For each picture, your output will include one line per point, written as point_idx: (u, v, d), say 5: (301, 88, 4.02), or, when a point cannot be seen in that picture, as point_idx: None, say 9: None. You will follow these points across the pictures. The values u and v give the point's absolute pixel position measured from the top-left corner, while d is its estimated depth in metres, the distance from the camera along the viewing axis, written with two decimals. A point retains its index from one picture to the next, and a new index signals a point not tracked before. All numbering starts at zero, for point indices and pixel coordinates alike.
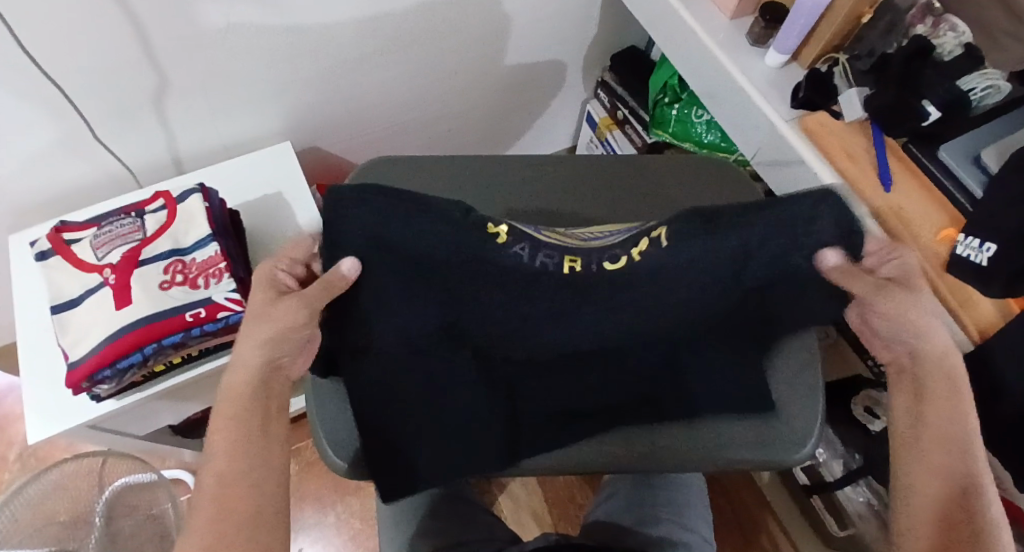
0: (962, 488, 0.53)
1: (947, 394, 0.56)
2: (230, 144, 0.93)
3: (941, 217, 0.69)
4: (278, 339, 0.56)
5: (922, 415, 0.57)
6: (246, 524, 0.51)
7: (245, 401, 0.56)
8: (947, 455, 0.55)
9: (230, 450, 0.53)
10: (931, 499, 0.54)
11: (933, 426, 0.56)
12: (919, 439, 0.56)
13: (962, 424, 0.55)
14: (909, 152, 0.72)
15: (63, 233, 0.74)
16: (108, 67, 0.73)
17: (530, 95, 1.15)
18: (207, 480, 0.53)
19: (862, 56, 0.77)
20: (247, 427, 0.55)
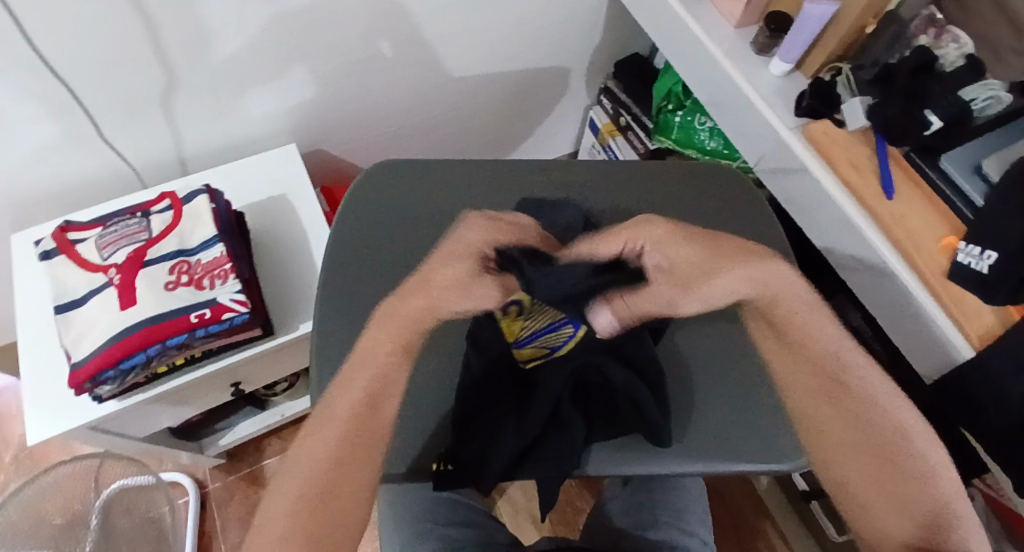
0: (900, 482, 0.55)
1: (859, 409, 0.58)
2: (234, 144, 0.93)
3: (943, 227, 0.70)
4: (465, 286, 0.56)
5: (828, 412, 0.58)
6: (332, 498, 0.55)
7: (343, 400, 0.57)
8: (878, 462, 0.56)
9: (331, 450, 0.55)
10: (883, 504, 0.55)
11: (861, 442, 0.57)
12: (855, 462, 0.57)
13: (850, 429, 0.57)
14: (910, 161, 0.73)
15: (68, 231, 0.74)
16: (117, 65, 0.73)
17: (533, 100, 1.15)
18: (293, 469, 0.56)
19: (866, 65, 0.78)
20: (364, 414, 0.56)
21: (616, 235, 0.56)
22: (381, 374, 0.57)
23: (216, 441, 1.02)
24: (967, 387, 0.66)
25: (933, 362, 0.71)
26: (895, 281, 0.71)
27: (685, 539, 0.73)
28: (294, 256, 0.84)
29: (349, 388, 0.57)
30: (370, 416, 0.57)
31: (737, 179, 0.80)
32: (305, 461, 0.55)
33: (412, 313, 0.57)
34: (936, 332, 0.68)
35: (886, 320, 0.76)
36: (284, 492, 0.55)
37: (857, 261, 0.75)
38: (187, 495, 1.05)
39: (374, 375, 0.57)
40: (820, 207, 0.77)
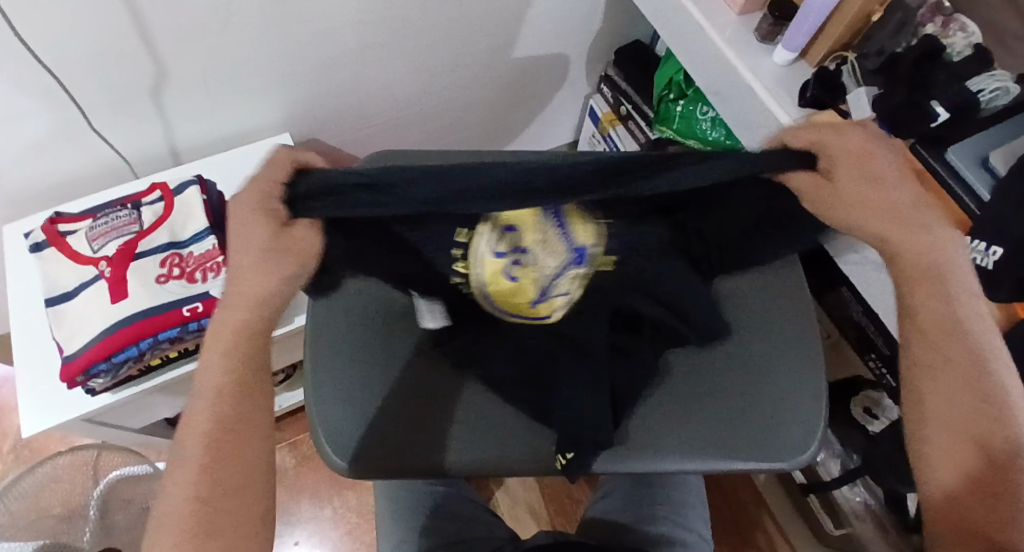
0: (984, 449, 0.54)
1: (967, 366, 0.55)
2: (228, 135, 0.91)
3: (947, 221, 0.68)
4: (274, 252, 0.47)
5: (939, 375, 0.56)
6: (224, 510, 0.53)
7: (204, 405, 0.54)
8: (972, 424, 0.54)
9: (210, 454, 0.54)
10: (956, 462, 0.55)
11: (963, 403, 0.55)
12: (946, 420, 0.55)
13: (953, 389, 0.55)
14: (916, 154, 0.71)
15: (58, 224, 0.73)
16: (106, 55, 0.72)
17: (532, 89, 1.13)
18: (176, 481, 0.53)
19: (869, 54, 0.76)
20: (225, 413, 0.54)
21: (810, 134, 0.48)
22: (238, 372, 0.55)
23: None
24: None
25: None
26: None
27: (682, 535, 0.73)
28: None
29: (206, 388, 0.55)
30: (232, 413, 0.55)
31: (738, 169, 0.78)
32: (188, 472, 0.53)
33: (254, 309, 0.53)
34: None
35: (888, 316, 0.74)
36: (172, 501, 0.52)
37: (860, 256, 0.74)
38: None
39: (229, 374, 0.54)
40: None
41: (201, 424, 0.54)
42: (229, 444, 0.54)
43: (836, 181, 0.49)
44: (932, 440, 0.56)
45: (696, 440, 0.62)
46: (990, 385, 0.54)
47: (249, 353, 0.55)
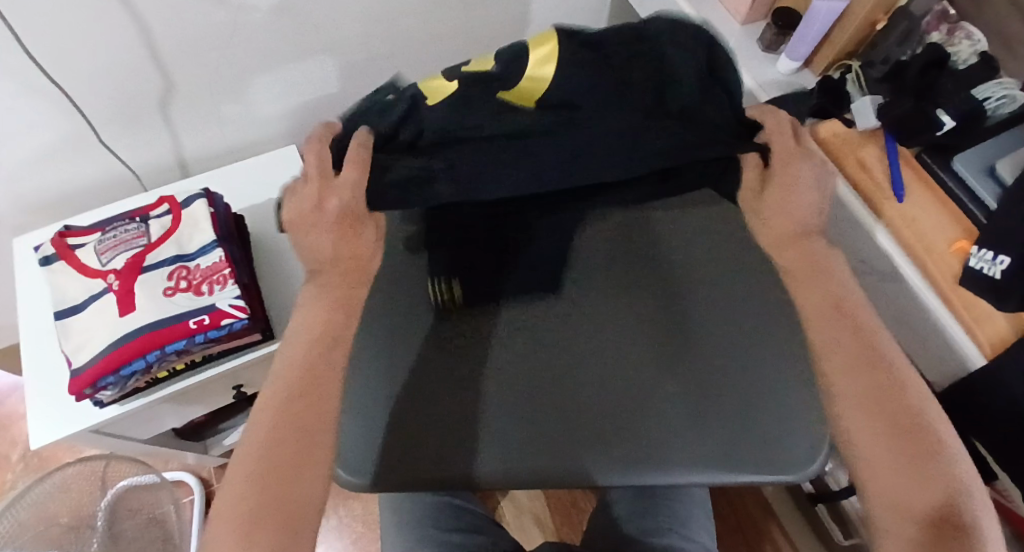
0: (916, 432, 0.48)
1: (862, 347, 0.52)
2: (234, 146, 0.92)
3: (954, 230, 0.68)
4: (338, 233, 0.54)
5: (841, 365, 0.52)
6: (277, 514, 0.44)
7: (269, 398, 0.49)
8: (890, 409, 0.49)
9: (268, 449, 0.46)
10: (891, 450, 0.48)
11: (869, 383, 0.51)
12: (863, 401, 0.50)
13: (881, 365, 0.51)
14: (921, 161, 0.71)
15: (67, 237, 0.74)
16: (114, 69, 0.73)
17: None
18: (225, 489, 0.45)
19: (874, 62, 0.75)
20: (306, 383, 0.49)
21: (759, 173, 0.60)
22: (301, 364, 0.50)
23: (219, 440, 1.02)
24: (976, 395, 0.64)
25: (942, 369, 0.69)
26: (905, 287, 0.69)
27: (686, 546, 0.72)
28: (293, 259, 0.83)
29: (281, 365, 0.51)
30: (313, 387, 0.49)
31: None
32: (235, 478, 0.45)
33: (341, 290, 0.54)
34: (946, 339, 0.67)
35: (895, 326, 0.74)
36: (224, 509, 0.44)
37: (866, 266, 0.74)
38: (193, 495, 1.05)
39: (294, 364, 0.50)
40: (828, 209, 0.76)
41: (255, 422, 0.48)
42: (302, 445, 0.47)
43: (772, 198, 0.58)
44: (852, 424, 0.50)
45: (709, 460, 0.58)
46: (889, 367, 0.51)
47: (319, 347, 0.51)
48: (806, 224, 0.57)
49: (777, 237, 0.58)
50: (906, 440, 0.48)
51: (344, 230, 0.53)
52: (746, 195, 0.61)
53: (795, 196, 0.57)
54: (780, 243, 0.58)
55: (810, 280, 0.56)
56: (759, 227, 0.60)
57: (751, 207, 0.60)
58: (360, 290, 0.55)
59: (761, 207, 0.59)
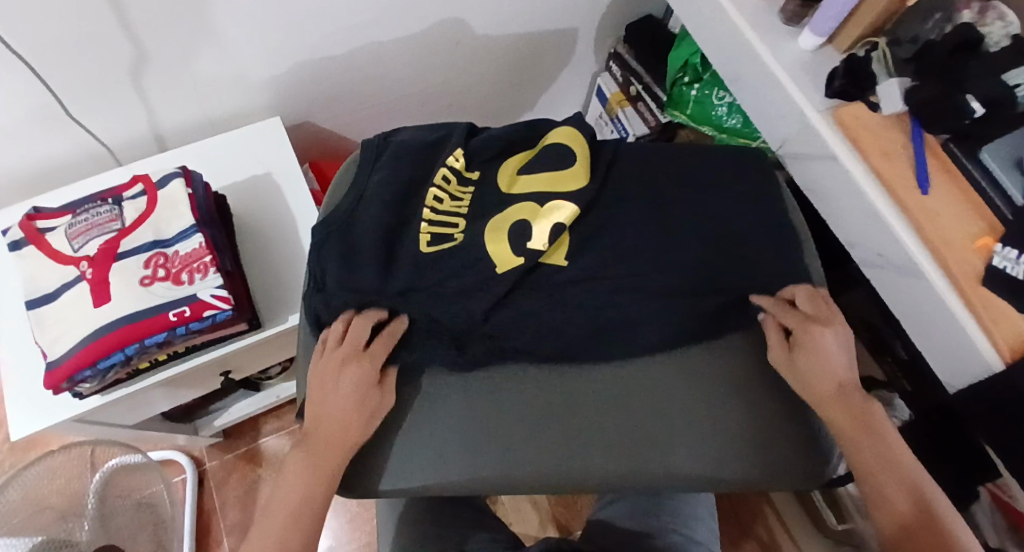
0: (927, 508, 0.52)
1: (863, 417, 0.56)
2: (215, 118, 0.86)
3: (978, 225, 0.64)
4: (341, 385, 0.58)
5: (861, 445, 0.55)
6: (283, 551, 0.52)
7: (311, 439, 0.56)
8: (902, 482, 0.53)
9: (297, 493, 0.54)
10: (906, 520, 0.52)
11: (881, 459, 0.54)
12: (878, 473, 0.53)
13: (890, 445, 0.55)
14: (948, 150, 0.66)
15: (36, 220, 0.69)
16: (80, 37, 0.66)
17: (538, 66, 1.07)
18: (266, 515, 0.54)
19: (902, 42, 0.69)
20: (319, 475, 0.55)
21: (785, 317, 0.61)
22: (343, 423, 0.56)
23: (211, 421, 1.00)
24: (990, 399, 0.62)
25: (956, 370, 0.67)
26: (924, 284, 0.66)
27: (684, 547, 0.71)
28: (280, 241, 0.79)
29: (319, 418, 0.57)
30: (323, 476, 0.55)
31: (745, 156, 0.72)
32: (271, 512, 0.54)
33: (337, 437, 0.56)
34: (963, 339, 0.64)
35: (909, 323, 0.71)
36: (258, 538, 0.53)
37: (884, 259, 0.70)
38: (184, 475, 1.04)
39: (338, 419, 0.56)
40: (846, 198, 0.71)
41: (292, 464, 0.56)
42: (324, 487, 0.55)
43: (806, 363, 0.58)
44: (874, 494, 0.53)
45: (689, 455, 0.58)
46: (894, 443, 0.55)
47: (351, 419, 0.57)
48: (842, 382, 0.57)
49: (820, 394, 0.57)
50: (926, 527, 0.51)
51: (357, 396, 0.57)
52: (776, 352, 0.60)
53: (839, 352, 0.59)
54: (822, 400, 0.57)
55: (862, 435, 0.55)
56: (797, 384, 0.59)
57: (783, 370, 0.60)
58: (352, 438, 0.56)
59: (812, 366, 0.58)
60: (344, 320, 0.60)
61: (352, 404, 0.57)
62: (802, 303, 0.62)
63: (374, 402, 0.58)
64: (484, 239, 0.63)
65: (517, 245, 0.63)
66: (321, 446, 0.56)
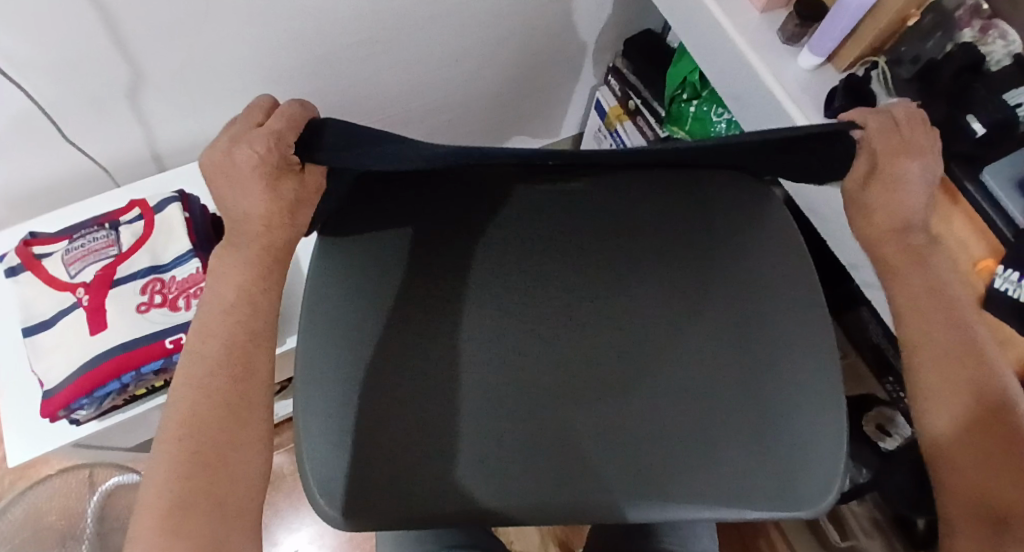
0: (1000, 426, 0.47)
1: (953, 320, 0.51)
2: (211, 138, 0.86)
3: (979, 249, 0.63)
4: (244, 178, 0.49)
5: (932, 344, 0.50)
6: (202, 501, 0.40)
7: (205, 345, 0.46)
8: (976, 384, 0.48)
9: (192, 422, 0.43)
10: (972, 423, 0.47)
11: (951, 362, 0.49)
12: (953, 371, 0.49)
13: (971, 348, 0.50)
14: (950, 174, 0.65)
15: (33, 245, 0.69)
16: (76, 59, 0.66)
17: (536, 81, 1.07)
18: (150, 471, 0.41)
19: (904, 62, 0.68)
20: (226, 372, 0.45)
21: (887, 138, 0.53)
22: (235, 323, 0.47)
23: None
24: None
25: None
26: None
27: None
28: None
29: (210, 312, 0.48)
30: (232, 382, 0.45)
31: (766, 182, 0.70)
32: (155, 465, 0.41)
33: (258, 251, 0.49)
34: None
35: None
36: (156, 499, 0.40)
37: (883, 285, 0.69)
38: None
39: (229, 317, 0.47)
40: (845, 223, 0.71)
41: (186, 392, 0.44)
42: (232, 400, 0.44)
43: (877, 189, 0.54)
44: (926, 387, 0.49)
45: (722, 476, 0.54)
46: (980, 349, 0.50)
47: (254, 303, 0.48)
48: (908, 219, 0.54)
49: (881, 231, 0.54)
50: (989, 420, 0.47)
51: (275, 192, 0.49)
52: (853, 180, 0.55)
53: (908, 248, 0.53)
54: (880, 235, 0.54)
55: (941, 330, 0.50)
56: (862, 219, 0.55)
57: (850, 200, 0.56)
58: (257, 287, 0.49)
59: (893, 192, 0.53)
60: (252, 103, 0.53)
61: (262, 186, 0.49)
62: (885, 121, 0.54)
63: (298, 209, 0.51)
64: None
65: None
66: (244, 245, 0.50)
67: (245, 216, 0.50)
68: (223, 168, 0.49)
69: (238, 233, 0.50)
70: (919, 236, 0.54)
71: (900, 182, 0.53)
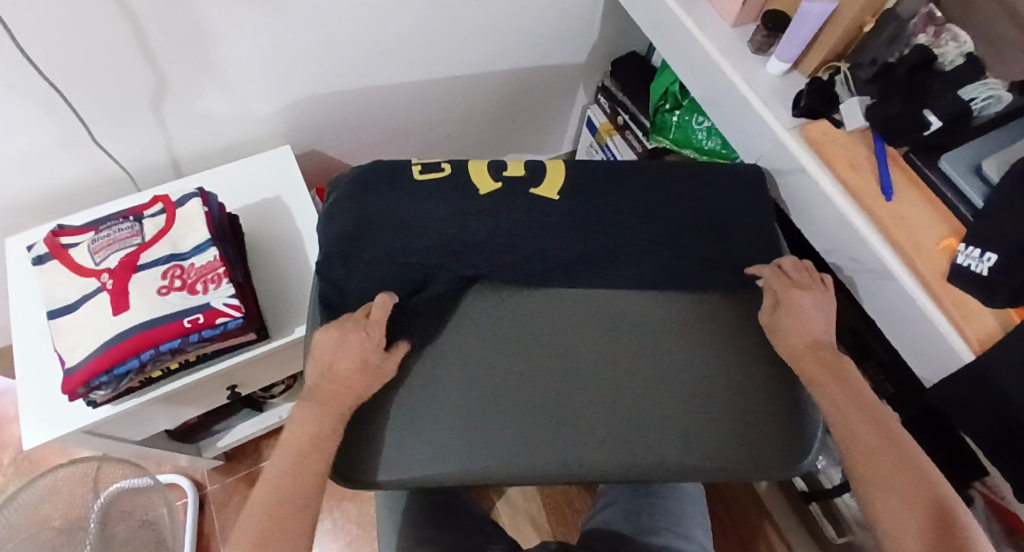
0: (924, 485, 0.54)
1: (871, 410, 0.58)
2: (227, 145, 0.92)
3: (943, 228, 0.69)
4: (338, 357, 0.60)
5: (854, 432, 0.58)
6: None
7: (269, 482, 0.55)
8: (893, 453, 0.56)
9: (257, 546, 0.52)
10: (902, 494, 0.54)
11: (870, 441, 0.57)
12: (876, 451, 0.56)
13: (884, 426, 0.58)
14: (910, 161, 0.73)
15: (60, 236, 0.73)
16: (108, 67, 0.73)
17: (529, 100, 1.14)
18: None
19: (863, 64, 0.76)
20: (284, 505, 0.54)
21: (793, 277, 0.67)
22: (304, 455, 0.56)
23: (214, 442, 1.02)
24: (965, 388, 0.65)
25: (928, 364, 0.70)
26: (895, 284, 0.70)
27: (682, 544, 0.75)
28: (286, 260, 0.84)
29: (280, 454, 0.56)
30: (287, 509, 0.54)
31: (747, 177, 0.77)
32: None
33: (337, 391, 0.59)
34: (935, 333, 0.67)
35: (883, 319, 0.75)
36: None
37: (857, 263, 0.75)
38: (186, 497, 1.06)
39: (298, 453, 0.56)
40: (818, 208, 0.77)
41: (251, 518, 0.53)
42: (289, 523, 0.53)
43: (786, 315, 0.65)
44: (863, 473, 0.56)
45: None
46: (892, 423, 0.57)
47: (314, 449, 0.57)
48: (818, 338, 0.63)
49: (795, 348, 0.63)
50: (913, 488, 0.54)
51: (360, 364, 0.60)
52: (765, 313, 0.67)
53: (826, 358, 0.62)
54: (798, 351, 0.63)
55: (859, 415, 0.58)
56: (779, 338, 0.65)
57: (766, 327, 0.67)
58: (320, 439, 0.57)
59: (800, 322, 0.64)
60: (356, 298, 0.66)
61: (354, 361, 0.60)
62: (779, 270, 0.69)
63: (372, 375, 0.60)
64: (468, 164, 0.74)
65: (496, 175, 0.73)
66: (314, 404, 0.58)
67: (323, 380, 0.59)
68: (326, 350, 0.61)
69: (313, 391, 0.59)
70: (833, 353, 0.62)
71: (802, 317, 0.64)
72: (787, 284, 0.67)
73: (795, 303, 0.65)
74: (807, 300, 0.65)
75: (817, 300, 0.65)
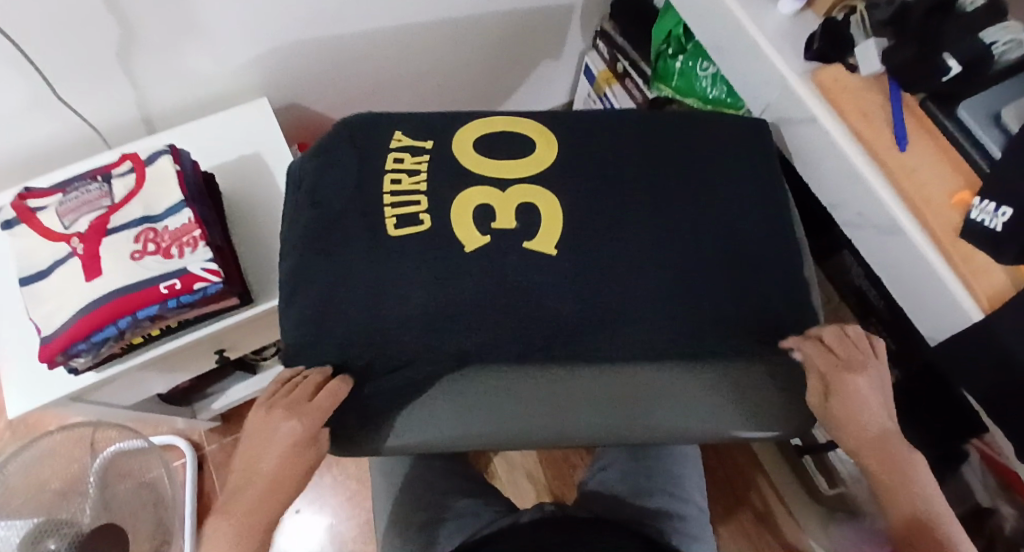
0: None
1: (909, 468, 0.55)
2: (202, 99, 0.87)
3: (956, 181, 0.65)
4: (273, 449, 0.55)
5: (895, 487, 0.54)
6: None
7: None
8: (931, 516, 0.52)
9: None
10: None
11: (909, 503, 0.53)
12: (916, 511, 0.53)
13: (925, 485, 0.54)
14: (926, 110, 0.68)
15: (28, 199, 0.70)
16: (68, 23, 0.67)
17: (523, 46, 1.08)
18: None
19: (879, 4, 0.68)
20: None
21: (829, 356, 0.58)
22: None
23: (208, 405, 1.02)
24: (971, 352, 0.63)
25: (934, 323, 0.68)
26: (903, 240, 0.67)
27: (679, 508, 0.74)
28: (267, 220, 0.80)
29: None
30: None
31: (751, 129, 0.73)
32: None
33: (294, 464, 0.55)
34: (942, 291, 0.64)
35: (889, 277, 0.72)
36: None
37: (863, 218, 0.71)
38: (185, 458, 1.06)
39: None
40: (825, 160, 0.73)
41: None
42: None
43: (840, 403, 0.57)
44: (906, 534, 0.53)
45: None
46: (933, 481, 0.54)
47: None
48: (879, 427, 0.56)
49: (857, 435, 0.56)
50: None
51: (293, 454, 0.55)
52: (813, 397, 0.58)
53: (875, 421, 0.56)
54: (858, 438, 0.56)
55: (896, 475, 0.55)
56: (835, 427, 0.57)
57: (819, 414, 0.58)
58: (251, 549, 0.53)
59: (853, 413, 0.56)
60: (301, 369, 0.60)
61: (285, 455, 0.55)
62: (819, 343, 0.60)
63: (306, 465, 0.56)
64: (450, 204, 0.64)
65: (483, 226, 0.63)
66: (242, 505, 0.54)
67: (254, 476, 0.55)
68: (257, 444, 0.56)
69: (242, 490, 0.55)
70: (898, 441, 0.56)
71: (858, 406, 0.56)
72: (828, 371, 0.58)
73: (847, 390, 0.56)
74: (862, 390, 0.56)
75: (875, 386, 0.57)
